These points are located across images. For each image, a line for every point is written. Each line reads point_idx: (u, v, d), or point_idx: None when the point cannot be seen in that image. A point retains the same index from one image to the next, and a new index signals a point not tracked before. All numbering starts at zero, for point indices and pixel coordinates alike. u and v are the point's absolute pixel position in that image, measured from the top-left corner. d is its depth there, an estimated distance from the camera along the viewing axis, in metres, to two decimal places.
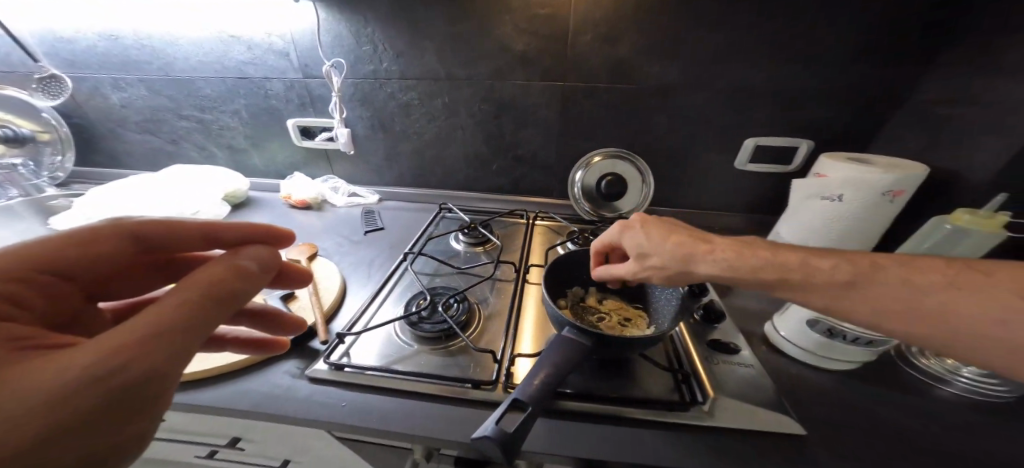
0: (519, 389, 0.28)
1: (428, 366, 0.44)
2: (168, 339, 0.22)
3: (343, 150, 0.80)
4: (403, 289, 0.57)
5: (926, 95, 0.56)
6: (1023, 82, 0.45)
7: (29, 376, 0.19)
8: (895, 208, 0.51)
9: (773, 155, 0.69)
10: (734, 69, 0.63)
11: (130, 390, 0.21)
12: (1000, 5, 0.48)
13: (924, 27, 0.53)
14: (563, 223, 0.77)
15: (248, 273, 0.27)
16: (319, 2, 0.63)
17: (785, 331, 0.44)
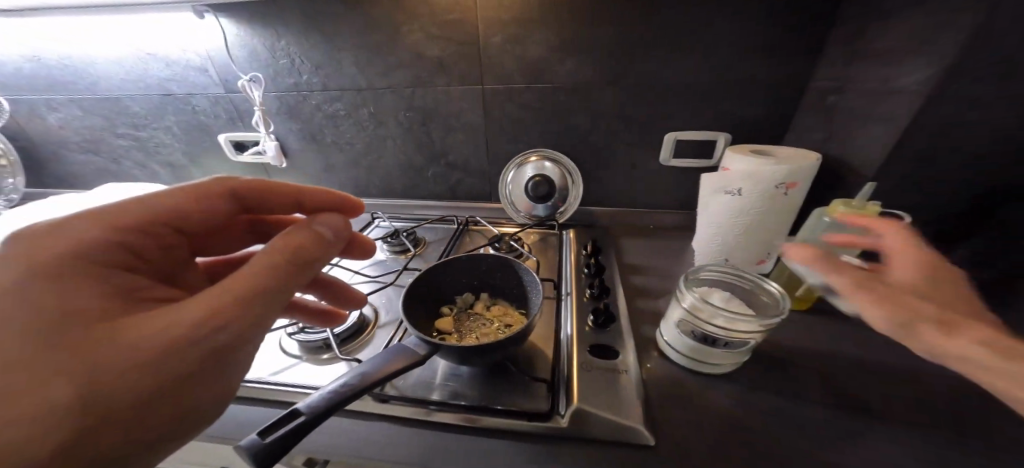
0: (307, 399, 0.28)
1: (300, 376, 0.44)
2: (262, 298, 0.28)
3: (274, 162, 0.81)
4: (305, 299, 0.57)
5: (827, 83, 0.55)
6: (898, 67, 0.44)
7: (167, 323, 0.25)
8: (792, 202, 0.50)
9: (694, 150, 0.68)
10: (640, 64, 0.62)
11: (236, 340, 0.27)
12: None
13: (810, 15, 0.53)
14: (490, 228, 0.75)
15: (322, 239, 0.32)
16: (224, 18, 0.64)
17: (666, 336, 0.44)
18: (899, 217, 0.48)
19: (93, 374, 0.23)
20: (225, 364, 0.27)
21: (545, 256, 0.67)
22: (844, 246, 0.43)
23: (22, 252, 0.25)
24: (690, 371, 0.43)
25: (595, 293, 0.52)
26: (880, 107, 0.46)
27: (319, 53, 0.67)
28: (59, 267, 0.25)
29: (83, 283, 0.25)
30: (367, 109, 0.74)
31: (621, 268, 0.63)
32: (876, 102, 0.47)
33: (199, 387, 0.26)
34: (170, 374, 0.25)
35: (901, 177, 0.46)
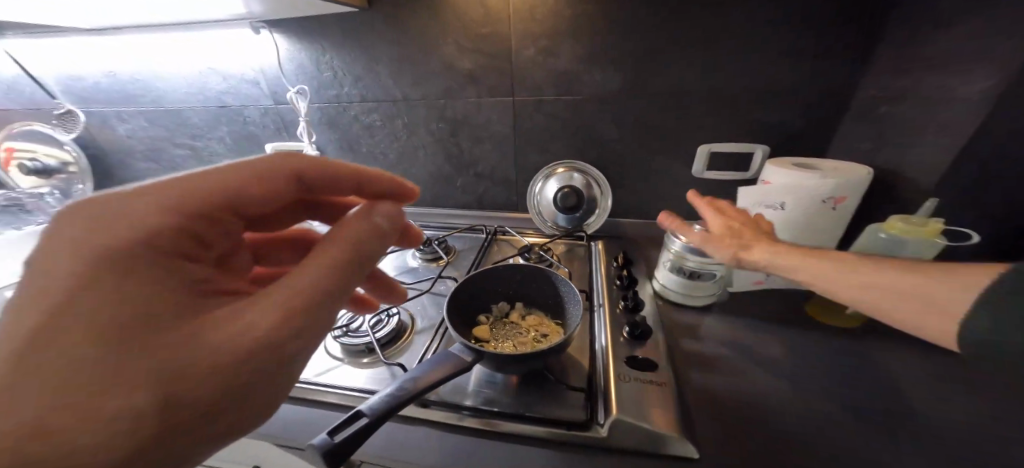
0: (368, 401, 0.30)
1: (344, 378, 0.45)
2: (328, 301, 0.26)
3: None
4: None
5: (873, 94, 0.54)
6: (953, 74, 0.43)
7: (236, 329, 0.22)
8: (836, 216, 0.49)
9: (729, 162, 0.67)
10: (674, 74, 0.62)
11: (301, 348, 0.25)
12: None
13: (854, 26, 0.52)
14: (519, 237, 0.76)
15: (381, 231, 0.29)
16: (275, 35, 0.69)
17: (662, 279, 0.57)
18: (969, 235, 0.45)
19: (161, 385, 0.20)
20: (291, 370, 0.25)
21: (575, 267, 0.67)
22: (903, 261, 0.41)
23: (70, 232, 0.22)
24: (733, 387, 0.41)
25: (630, 305, 0.52)
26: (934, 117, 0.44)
27: (360, 66, 0.71)
28: (120, 255, 0.22)
29: (141, 277, 0.22)
30: (403, 119, 0.76)
31: (654, 280, 0.62)
32: (929, 112, 0.46)
33: (259, 397, 0.24)
34: (238, 385, 0.23)
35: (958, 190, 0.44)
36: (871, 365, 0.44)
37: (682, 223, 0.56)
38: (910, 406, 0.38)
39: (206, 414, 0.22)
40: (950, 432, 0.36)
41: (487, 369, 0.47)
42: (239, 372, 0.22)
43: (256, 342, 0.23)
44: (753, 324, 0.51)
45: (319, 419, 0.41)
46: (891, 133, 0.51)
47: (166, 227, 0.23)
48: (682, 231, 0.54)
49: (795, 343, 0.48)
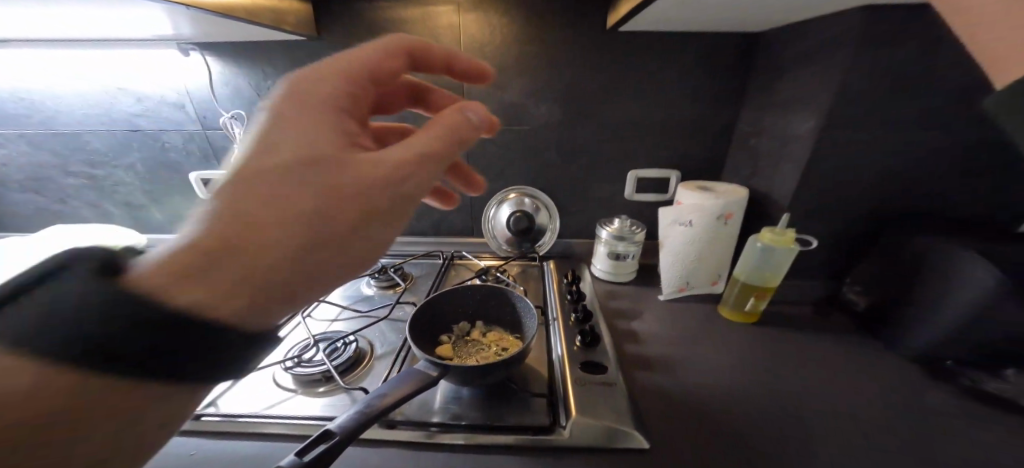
0: (336, 420, 0.30)
1: (298, 408, 0.43)
2: (436, 159, 0.31)
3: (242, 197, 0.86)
4: (294, 337, 0.57)
5: (748, 134, 0.69)
6: (795, 120, 0.58)
7: (382, 158, 0.28)
8: (729, 231, 0.62)
9: (652, 186, 0.80)
10: (604, 111, 0.73)
11: (408, 197, 0.30)
12: (774, 64, 0.62)
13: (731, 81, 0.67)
14: (475, 260, 0.80)
15: (466, 123, 0.33)
16: (210, 57, 0.66)
17: (597, 264, 0.74)
18: (810, 240, 0.60)
19: (330, 188, 0.26)
20: (397, 216, 0.30)
21: (529, 286, 0.72)
22: (774, 265, 0.56)
23: (286, 80, 0.30)
24: (667, 381, 0.49)
25: (580, 316, 0.58)
26: (789, 152, 0.59)
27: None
28: (313, 94, 0.29)
29: (324, 108, 0.29)
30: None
31: (598, 293, 0.70)
32: (783, 149, 0.61)
33: (378, 229, 0.29)
34: (365, 214, 0.27)
35: (806, 207, 0.59)
36: (765, 350, 0.54)
37: (609, 221, 0.75)
38: (792, 380, 0.49)
39: (348, 229, 0.27)
40: (820, 397, 0.46)
41: (452, 385, 0.49)
42: (375, 193, 0.28)
43: (387, 178, 0.28)
44: (678, 324, 0.61)
45: (271, 454, 0.38)
46: (762, 164, 0.66)
47: (331, 81, 0.31)
48: (608, 225, 0.73)
49: (710, 338, 0.57)
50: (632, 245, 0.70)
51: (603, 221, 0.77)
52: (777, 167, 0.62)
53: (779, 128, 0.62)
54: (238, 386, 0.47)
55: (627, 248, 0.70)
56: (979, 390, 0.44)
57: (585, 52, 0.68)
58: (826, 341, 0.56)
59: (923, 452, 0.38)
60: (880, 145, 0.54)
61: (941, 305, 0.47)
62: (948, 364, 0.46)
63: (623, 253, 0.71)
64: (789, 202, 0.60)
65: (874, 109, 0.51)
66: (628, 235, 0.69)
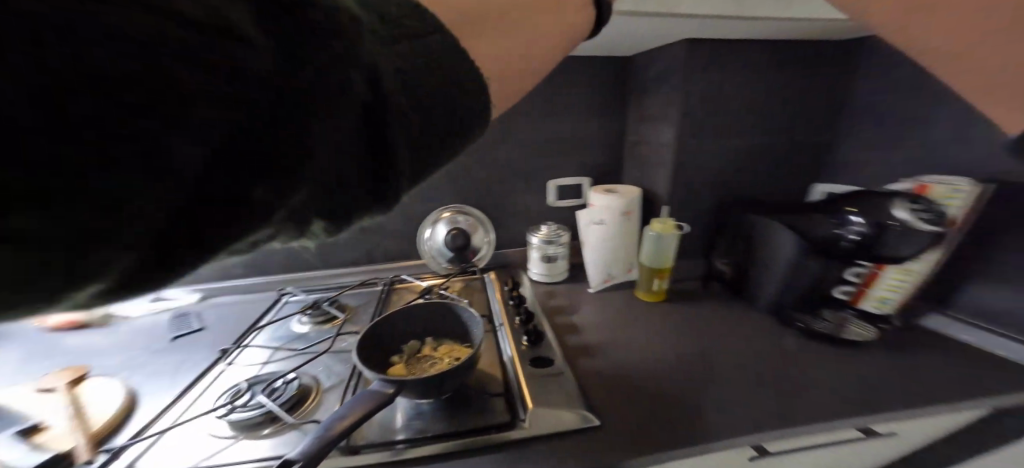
0: (295, 448, 0.33)
1: (239, 454, 0.42)
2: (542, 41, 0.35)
3: None
4: (222, 387, 0.53)
5: (635, 143, 0.85)
6: (662, 130, 0.73)
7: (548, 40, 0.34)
8: (631, 224, 0.74)
9: (571, 193, 0.90)
10: (518, 130, 0.82)
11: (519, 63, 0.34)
12: (642, 86, 0.78)
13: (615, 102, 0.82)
14: (416, 282, 0.81)
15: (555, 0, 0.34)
16: None
17: (532, 268, 0.81)
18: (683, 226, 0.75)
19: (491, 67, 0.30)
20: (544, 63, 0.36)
21: (473, 298, 0.75)
22: (666, 249, 0.68)
23: None
24: (603, 364, 0.56)
25: (524, 318, 0.63)
26: (661, 155, 0.75)
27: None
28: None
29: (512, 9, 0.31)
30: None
31: (536, 295, 0.76)
32: (658, 153, 0.76)
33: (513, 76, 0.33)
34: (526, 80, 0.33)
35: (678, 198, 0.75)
36: (670, 319, 0.66)
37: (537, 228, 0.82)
38: (693, 340, 0.60)
39: None
40: (711, 347, 0.57)
41: (410, 402, 0.50)
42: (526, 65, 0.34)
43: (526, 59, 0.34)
44: (603, 311, 0.70)
45: None
46: (646, 167, 0.81)
47: None
48: (538, 232, 0.80)
49: (628, 317, 0.68)
50: (559, 247, 0.78)
51: (532, 229, 0.84)
52: (656, 168, 0.77)
53: (653, 137, 0.77)
54: (161, 444, 0.43)
55: (555, 250, 0.78)
56: (810, 329, 0.57)
57: None
58: (714, 304, 0.69)
59: (778, 372, 0.51)
60: (713, 148, 0.72)
61: (770, 271, 0.62)
62: (787, 313, 0.61)
63: (552, 255, 0.78)
64: (667, 195, 0.75)
65: (703, 119, 0.70)
66: (555, 239, 0.77)
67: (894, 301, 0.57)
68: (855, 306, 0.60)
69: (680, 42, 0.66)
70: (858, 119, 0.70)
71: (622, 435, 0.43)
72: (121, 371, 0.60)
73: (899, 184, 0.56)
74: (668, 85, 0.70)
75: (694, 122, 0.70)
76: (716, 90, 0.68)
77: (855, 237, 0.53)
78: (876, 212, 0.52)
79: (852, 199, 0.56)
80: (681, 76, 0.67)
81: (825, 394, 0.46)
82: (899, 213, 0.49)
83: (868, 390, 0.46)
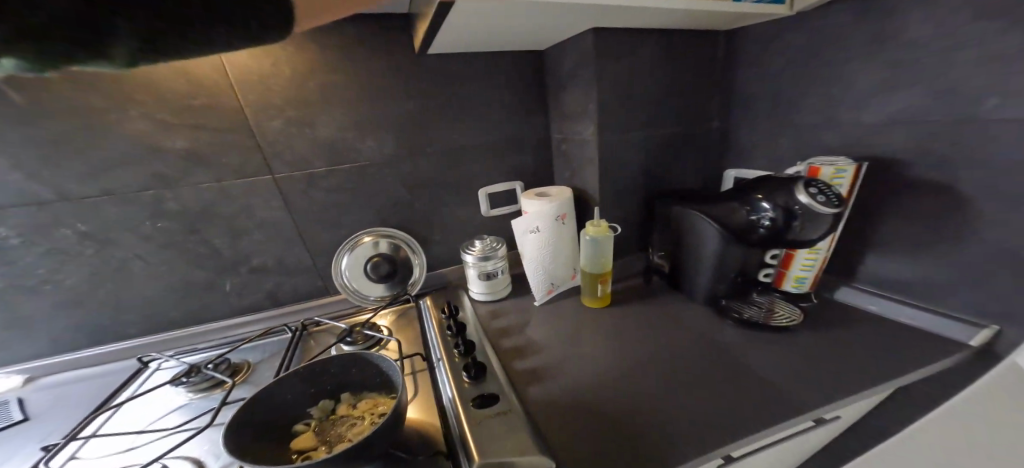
0: None
1: None
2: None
3: None
4: None
5: (557, 142, 0.82)
6: (581, 126, 0.71)
7: None
8: (568, 228, 0.71)
9: (503, 200, 0.85)
10: (433, 137, 0.74)
11: None
12: (557, 84, 0.76)
13: (527, 102, 0.79)
14: (336, 322, 0.70)
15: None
16: None
17: (472, 288, 0.74)
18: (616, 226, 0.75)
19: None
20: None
21: (406, 333, 0.66)
22: (604, 252, 0.66)
23: None
24: (553, 388, 0.51)
25: (462, 351, 0.56)
26: (584, 152, 0.73)
27: (19, 161, 0.55)
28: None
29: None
30: (112, 218, 0.61)
31: (477, 317, 0.69)
32: (581, 152, 0.74)
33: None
34: None
35: (606, 196, 0.74)
36: (614, 324, 0.64)
37: (471, 243, 0.75)
38: (641, 344, 0.58)
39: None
40: (652, 351, 0.56)
41: None
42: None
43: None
44: (548, 324, 0.66)
45: None
46: (572, 167, 0.79)
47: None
48: (471, 248, 0.73)
49: (573, 327, 0.65)
50: (498, 263, 0.72)
51: (466, 244, 0.77)
52: (582, 167, 0.75)
53: (574, 135, 0.75)
54: None
55: (494, 266, 0.72)
56: (743, 319, 0.58)
57: (392, 80, 0.69)
58: (653, 303, 0.69)
59: (717, 368, 0.51)
60: (633, 142, 0.72)
61: (701, 261, 0.63)
62: (722, 302, 0.62)
63: (492, 272, 0.72)
64: (596, 193, 0.73)
65: (619, 112, 0.69)
66: (491, 253, 0.71)
67: (809, 280, 0.59)
68: (778, 288, 0.63)
69: (584, 33, 0.63)
70: (747, 108, 0.73)
71: None
72: None
73: (793, 168, 0.56)
74: (579, 80, 0.69)
75: (607, 115, 0.68)
76: (623, 81, 0.67)
77: (768, 223, 0.53)
78: (780, 197, 0.51)
79: (759, 186, 0.56)
80: (593, 67, 0.64)
81: (761, 389, 0.46)
82: (802, 199, 0.48)
83: (800, 374, 0.48)
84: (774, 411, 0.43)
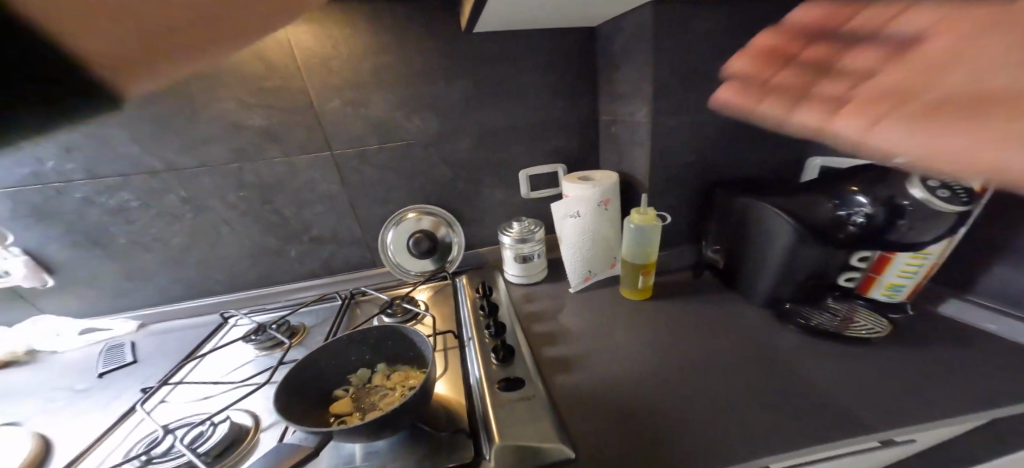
0: None
1: None
2: None
3: (32, 280, 0.71)
4: (145, 432, 0.47)
5: (607, 123, 0.77)
6: (635, 105, 0.65)
7: None
8: (611, 215, 0.67)
9: (546, 182, 0.82)
10: (479, 117, 0.73)
11: None
12: (610, 58, 0.70)
13: (578, 78, 0.74)
14: (380, 293, 0.74)
15: None
16: None
17: (508, 270, 0.74)
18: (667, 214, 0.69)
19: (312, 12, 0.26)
20: None
21: (442, 309, 0.68)
22: (649, 242, 0.61)
23: None
24: (584, 378, 0.50)
25: (493, 332, 0.56)
26: (636, 134, 0.67)
27: (130, 133, 0.63)
28: None
29: None
30: (199, 188, 0.69)
31: (512, 299, 0.69)
32: (633, 133, 0.68)
33: None
34: None
35: (659, 181, 0.68)
36: (655, 319, 0.60)
37: (510, 225, 0.74)
38: (685, 341, 0.54)
39: None
40: (697, 349, 0.52)
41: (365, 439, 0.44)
42: None
43: None
44: (585, 312, 0.64)
45: None
46: (622, 149, 0.73)
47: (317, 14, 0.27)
48: (509, 230, 0.72)
49: (610, 318, 0.62)
50: (535, 246, 0.71)
51: (504, 225, 0.76)
52: (633, 149, 0.70)
53: (626, 114, 0.69)
54: None
55: (531, 250, 0.71)
56: (811, 326, 0.51)
57: (440, 59, 0.68)
58: (703, 300, 0.63)
59: (772, 377, 0.46)
60: (694, 123, 0.64)
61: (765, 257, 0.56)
62: (786, 304, 0.55)
63: (529, 255, 0.71)
64: (647, 178, 0.68)
65: (682, 88, 0.61)
66: (529, 236, 0.69)
67: (907, 288, 0.50)
68: (863, 295, 0.54)
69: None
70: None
71: None
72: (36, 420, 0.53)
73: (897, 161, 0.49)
74: (634, 58, 0.63)
75: (667, 92, 0.61)
76: (688, 56, 0.59)
77: (863, 219, 0.46)
78: (883, 190, 0.44)
79: (854, 177, 0.48)
80: (652, 38, 0.57)
81: (828, 404, 0.41)
82: (915, 192, 0.42)
83: (878, 395, 0.41)
84: (843, 429, 0.38)
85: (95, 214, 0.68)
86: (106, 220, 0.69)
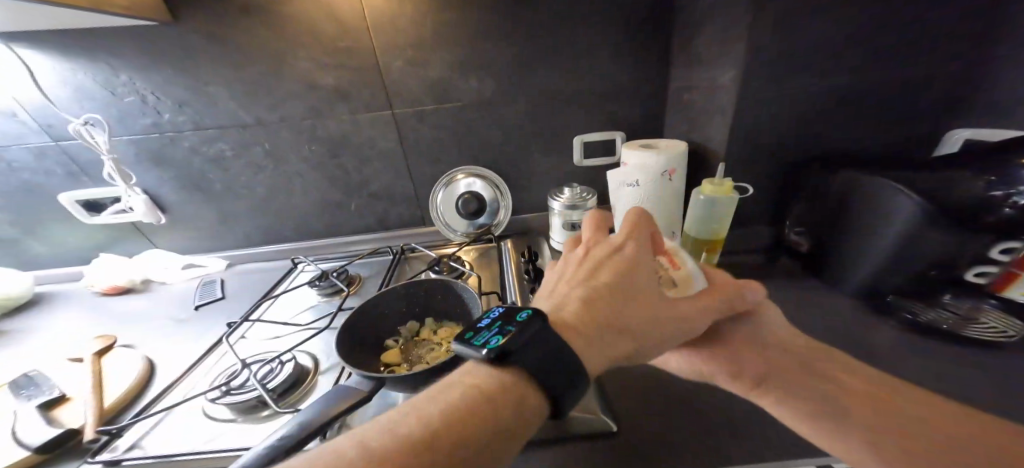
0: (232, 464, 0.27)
1: (227, 443, 0.38)
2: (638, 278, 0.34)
3: (146, 219, 0.81)
4: (226, 363, 0.52)
5: (679, 85, 0.69)
6: (720, 63, 0.57)
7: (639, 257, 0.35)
8: (675, 187, 0.61)
9: (601, 149, 0.77)
10: (538, 77, 0.69)
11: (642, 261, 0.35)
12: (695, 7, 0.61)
13: (653, 33, 0.66)
14: (428, 251, 0.77)
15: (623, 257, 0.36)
16: (79, 59, 0.65)
17: (555, 237, 0.72)
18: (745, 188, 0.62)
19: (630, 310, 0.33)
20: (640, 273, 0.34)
21: (488, 271, 0.69)
22: (719, 216, 0.55)
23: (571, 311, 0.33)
24: None
25: None
26: (715, 96, 0.59)
27: (226, 90, 0.69)
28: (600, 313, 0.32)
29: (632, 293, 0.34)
30: (276, 143, 0.75)
31: None
32: (711, 97, 0.61)
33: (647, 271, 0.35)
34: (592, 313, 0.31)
35: (736, 152, 0.60)
36: None
37: (560, 190, 0.71)
38: None
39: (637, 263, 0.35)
40: None
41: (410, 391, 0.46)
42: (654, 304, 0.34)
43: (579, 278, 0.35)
44: None
45: None
46: (695, 115, 0.66)
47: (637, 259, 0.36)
48: (559, 196, 0.69)
49: None
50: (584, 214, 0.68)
51: (554, 191, 0.74)
52: (710, 116, 0.62)
53: (705, 75, 0.61)
54: (167, 420, 0.42)
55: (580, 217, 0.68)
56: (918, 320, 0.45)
57: (503, 13, 0.64)
58: (774, 287, 0.57)
59: None
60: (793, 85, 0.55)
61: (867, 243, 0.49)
62: (889, 298, 0.48)
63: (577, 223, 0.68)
64: (722, 149, 0.60)
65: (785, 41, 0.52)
66: (580, 203, 0.67)
67: None
68: (996, 293, 0.41)
69: None
70: (1015, 38, 0.48)
71: (651, 452, 0.35)
72: (148, 341, 0.61)
73: None
74: (727, 9, 0.54)
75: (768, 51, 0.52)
76: (809, 3, 0.48)
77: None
78: None
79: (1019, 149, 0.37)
80: None
81: None
82: None
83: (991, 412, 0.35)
84: None
85: (198, 162, 0.76)
86: (203, 169, 0.77)
